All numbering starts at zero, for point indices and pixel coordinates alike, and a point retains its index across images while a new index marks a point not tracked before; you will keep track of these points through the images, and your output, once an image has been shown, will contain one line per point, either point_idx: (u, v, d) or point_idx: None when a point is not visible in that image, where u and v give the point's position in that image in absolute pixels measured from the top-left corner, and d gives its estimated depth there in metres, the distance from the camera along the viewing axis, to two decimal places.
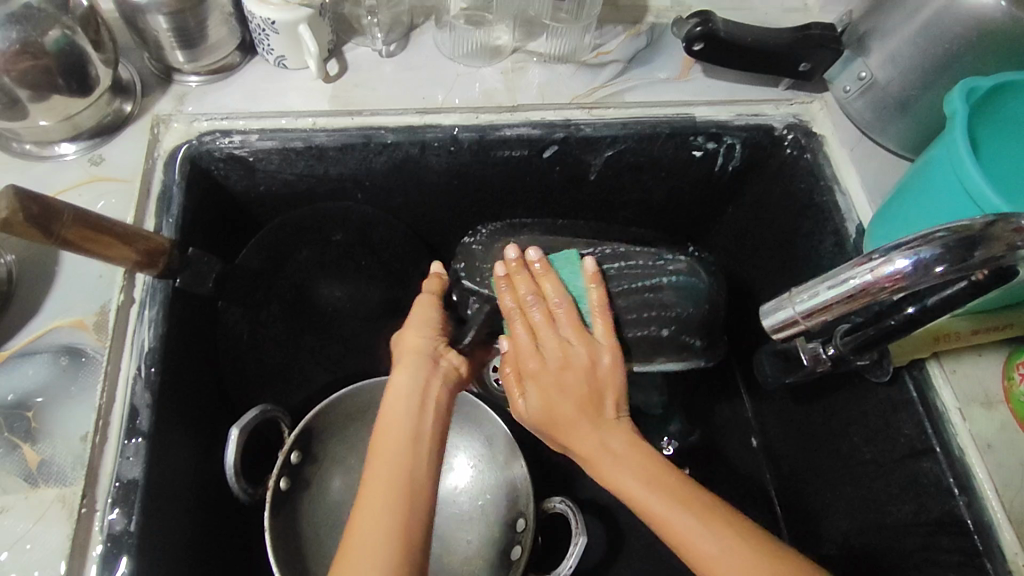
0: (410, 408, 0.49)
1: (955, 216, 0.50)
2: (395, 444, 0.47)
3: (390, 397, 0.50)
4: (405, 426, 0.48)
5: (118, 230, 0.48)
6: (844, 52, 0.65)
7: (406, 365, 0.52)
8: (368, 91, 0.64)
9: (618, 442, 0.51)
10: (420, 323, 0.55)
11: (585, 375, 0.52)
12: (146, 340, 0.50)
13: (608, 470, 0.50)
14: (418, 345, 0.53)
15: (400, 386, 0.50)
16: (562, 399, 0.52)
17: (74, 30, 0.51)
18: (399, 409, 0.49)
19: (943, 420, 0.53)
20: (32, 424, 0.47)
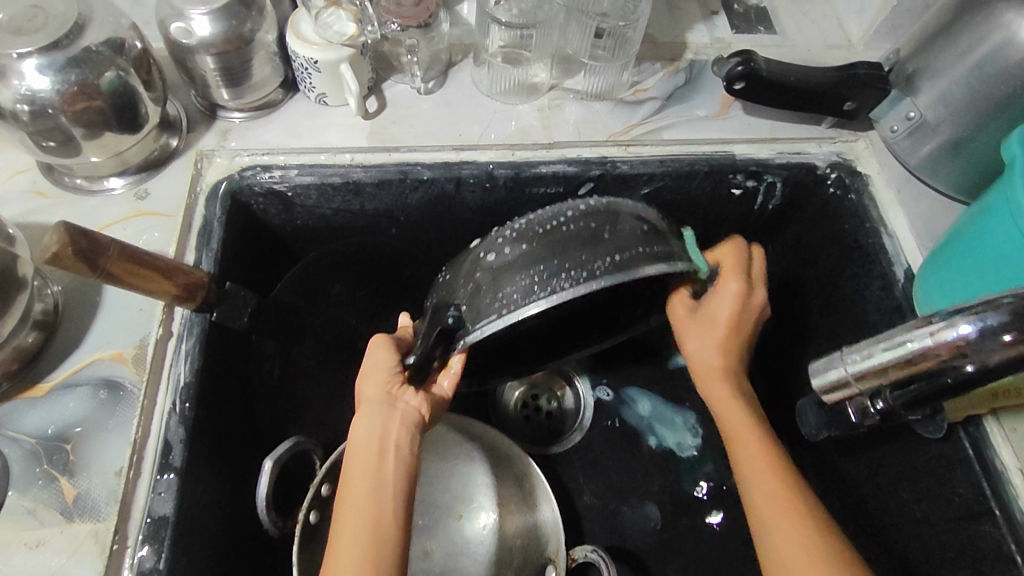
0: (372, 459, 0.48)
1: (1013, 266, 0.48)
2: (358, 503, 0.47)
3: (353, 448, 0.48)
4: (368, 478, 0.47)
5: (161, 265, 0.49)
6: (891, 91, 0.63)
7: (364, 412, 0.49)
8: (406, 128, 0.64)
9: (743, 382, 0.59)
10: (378, 366, 0.50)
11: (745, 311, 0.57)
12: (182, 375, 0.51)
13: (712, 388, 0.58)
14: (376, 391, 0.49)
15: (361, 436, 0.49)
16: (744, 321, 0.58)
17: (127, 72, 0.53)
18: (363, 461, 0.48)
19: (1001, 480, 0.51)
20: (70, 456, 0.47)
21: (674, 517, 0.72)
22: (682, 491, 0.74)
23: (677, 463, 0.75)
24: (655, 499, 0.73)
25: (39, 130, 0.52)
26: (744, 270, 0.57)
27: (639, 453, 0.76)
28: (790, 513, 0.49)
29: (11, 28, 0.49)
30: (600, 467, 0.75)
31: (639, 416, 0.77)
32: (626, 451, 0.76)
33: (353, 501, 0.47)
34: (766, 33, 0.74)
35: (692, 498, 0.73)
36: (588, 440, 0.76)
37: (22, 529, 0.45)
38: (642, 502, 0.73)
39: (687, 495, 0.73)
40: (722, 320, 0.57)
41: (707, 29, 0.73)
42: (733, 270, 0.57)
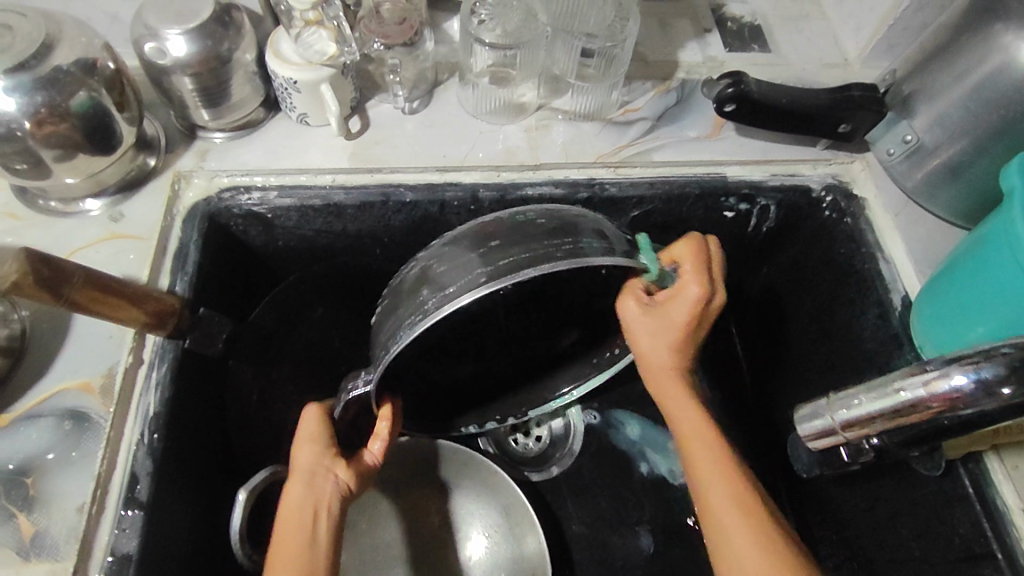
0: (302, 529, 0.46)
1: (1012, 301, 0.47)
2: (283, 574, 0.43)
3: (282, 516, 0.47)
4: (300, 538, 0.45)
5: (128, 292, 0.48)
6: (887, 113, 0.62)
7: (297, 481, 0.48)
8: (389, 148, 0.63)
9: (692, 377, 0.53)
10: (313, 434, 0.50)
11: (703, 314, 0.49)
12: (151, 405, 0.49)
13: (666, 391, 0.51)
14: (310, 456, 0.49)
15: (292, 505, 0.47)
16: (706, 321, 0.50)
17: (99, 93, 0.52)
18: (291, 531, 0.46)
19: (1003, 520, 0.49)
20: (30, 491, 0.46)
21: (666, 547, 0.70)
22: (674, 520, 0.71)
23: (669, 491, 0.73)
24: (646, 528, 0.71)
25: (8, 152, 0.51)
26: (704, 266, 0.49)
27: (629, 481, 0.73)
28: (755, 531, 0.45)
29: None
30: (590, 495, 0.73)
31: (628, 439, 0.75)
32: (616, 478, 0.74)
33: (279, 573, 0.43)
34: (760, 52, 0.72)
35: (685, 529, 0.71)
36: (578, 467, 0.74)
37: None
38: (632, 531, 0.71)
39: (680, 525, 0.71)
40: (681, 322, 0.49)
41: (699, 48, 0.72)
42: (693, 270, 0.48)
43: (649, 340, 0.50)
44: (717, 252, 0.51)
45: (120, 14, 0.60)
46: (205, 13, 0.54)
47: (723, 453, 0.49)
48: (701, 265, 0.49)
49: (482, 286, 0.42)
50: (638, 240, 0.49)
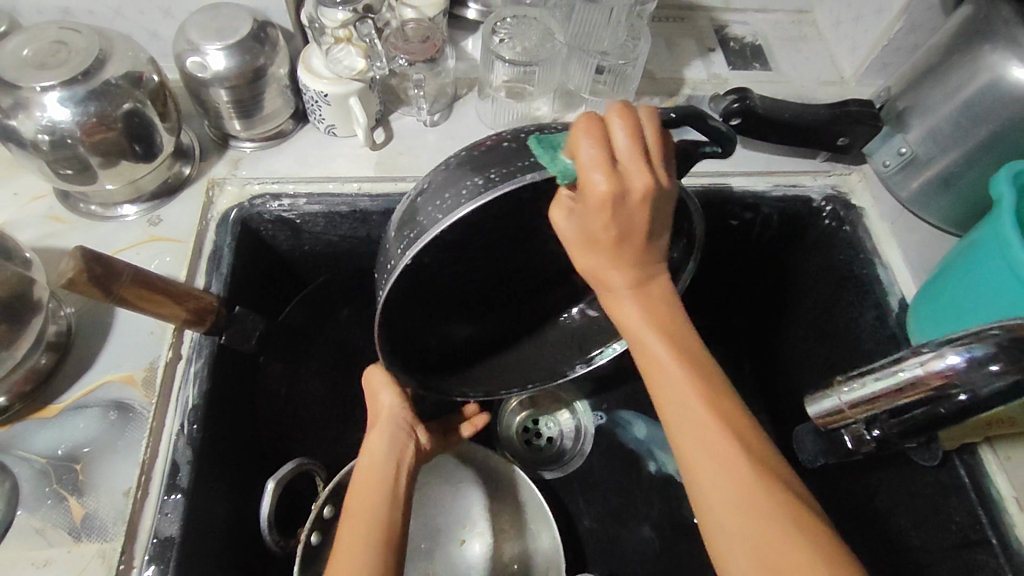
0: (386, 470, 0.50)
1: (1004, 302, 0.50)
2: (370, 500, 0.47)
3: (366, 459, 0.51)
4: (382, 475, 0.49)
5: (171, 290, 0.50)
6: (882, 128, 0.65)
7: (381, 432, 0.53)
8: (411, 158, 0.66)
9: (653, 290, 0.44)
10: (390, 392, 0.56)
11: (620, 211, 0.39)
12: (190, 398, 0.51)
13: (621, 314, 0.44)
14: (392, 412, 0.54)
15: (376, 450, 0.52)
16: (631, 222, 0.40)
17: (145, 104, 0.55)
18: (375, 471, 0.50)
19: (997, 508, 0.52)
20: (79, 477, 0.48)
21: (674, 544, 0.72)
22: (682, 518, 0.74)
23: (677, 489, 0.75)
24: (655, 525, 0.73)
25: (57, 158, 0.54)
26: (605, 159, 0.38)
27: (638, 480, 0.76)
28: (753, 496, 0.37)
29: (35, 62, 0.51)
30: (600, 493, 0.75)
31: (636, 438, 0.78)
32: (626, 476, 0.76)
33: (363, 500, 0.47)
34: (762, 70, 0.77)
35: (693, 526, 0.73)
36: (589, 466, 0.77)
37: (28, 549, 0.45)
38: (642, 529, 0.73)
39: (687, 521, 0.73)
40: (594, 225, 0.40)
41: (704, 66, 0.76)
42: (589, 145, 0.39)
43: (586, 258, 0.43)
44: (632, 125, 0.39)
45: (160, 31, 0.64)
46: (244, 30, 0.58)
47: (703, 401, 0.40)
48: (596, 159, 0.38)
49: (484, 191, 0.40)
50: (531, 142, 0.41)
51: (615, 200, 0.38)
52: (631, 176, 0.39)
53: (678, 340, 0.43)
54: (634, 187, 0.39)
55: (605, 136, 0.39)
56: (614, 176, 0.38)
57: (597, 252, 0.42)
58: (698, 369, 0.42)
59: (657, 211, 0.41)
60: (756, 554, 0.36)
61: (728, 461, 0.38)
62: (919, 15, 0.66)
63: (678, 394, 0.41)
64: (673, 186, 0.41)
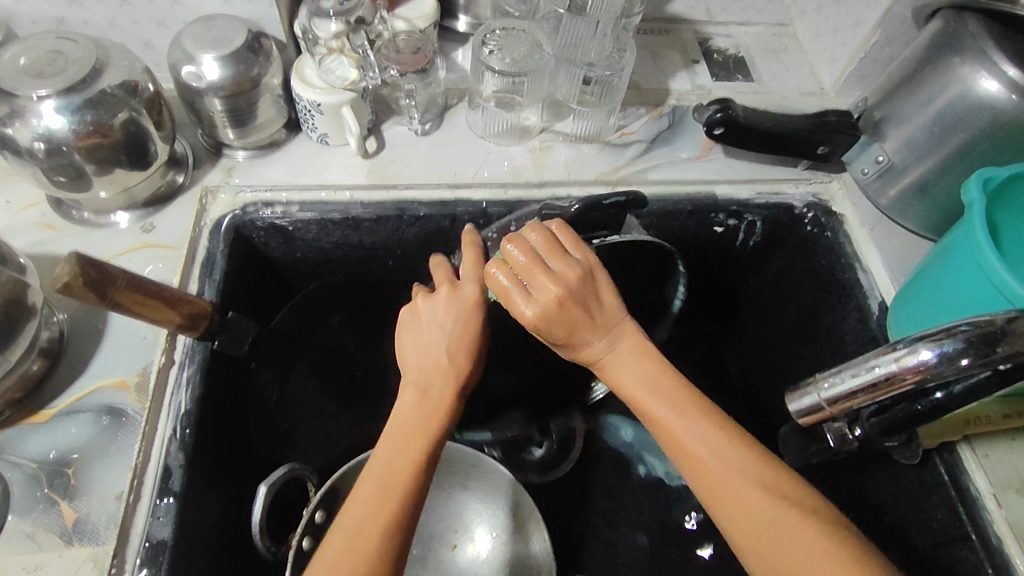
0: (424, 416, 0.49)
1: (977, 303, 0.51)
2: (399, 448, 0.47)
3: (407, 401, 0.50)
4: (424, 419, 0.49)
5: (165, 295, 0.51)
6: (861, 137, 0.68)
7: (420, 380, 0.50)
8: (403, 167, 0.67)
9: (630, 343, 0.49)
10: (470, 312, 0.51)
11: (554, 313, 0.48)
12: (183, 402, 0.52)
13: (616, 378, 0.49)
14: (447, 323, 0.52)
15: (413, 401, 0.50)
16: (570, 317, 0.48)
17: (140, 112, 0.56)
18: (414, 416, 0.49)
19: (976, 505, 0.53)
20: (71, 481, 0.48)
21: (664, 547, 0.73)
22: (671, 522, 0.74)
23: (666, 493, 0.76)
24: (645, 529, 0.74)
25: (52, 166, 0.55)
26: (514, 284, 0.48)
27: (627, 484, 0.77)
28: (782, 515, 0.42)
29: (32, 70, 0.52)
30: (591, 497, 0.76)
31: (624, 442, 0.79)
32: (616, 480, 0.77)
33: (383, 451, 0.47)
34: (744, 81, 0.79)
35: (683, 529, 0.74)
36: (579, 471, 0.77)
37: (19, 554, 0.45)
38: (632, 533, 0.74)
39: (677, 525, 0.74)
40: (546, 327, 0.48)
41: (688, 77, 0.78)
42: (501, 284, 0.49)
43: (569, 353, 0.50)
44: (524, 247, 0.49)
45: (154, 41, 0.65)
46: (239, 41, 0.59)
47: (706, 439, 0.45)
48: (507, 283, 0.48)
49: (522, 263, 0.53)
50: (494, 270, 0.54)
51: (536, 315, 0.47)
52: (538, 289, 0.48)
53: (667, 384, 0.47)
54: (545, 298, 0.47)
55: (510, 270, 0.49)
56: (528, 300, 0.48)
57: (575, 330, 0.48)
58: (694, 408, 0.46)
59: (584, 296, 0.48)
60: (762, 558, 0.42)
61: (712, 473, 0.43)
62: (893, 28, 0.69)
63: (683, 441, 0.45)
64: (585, 273, 0.49)
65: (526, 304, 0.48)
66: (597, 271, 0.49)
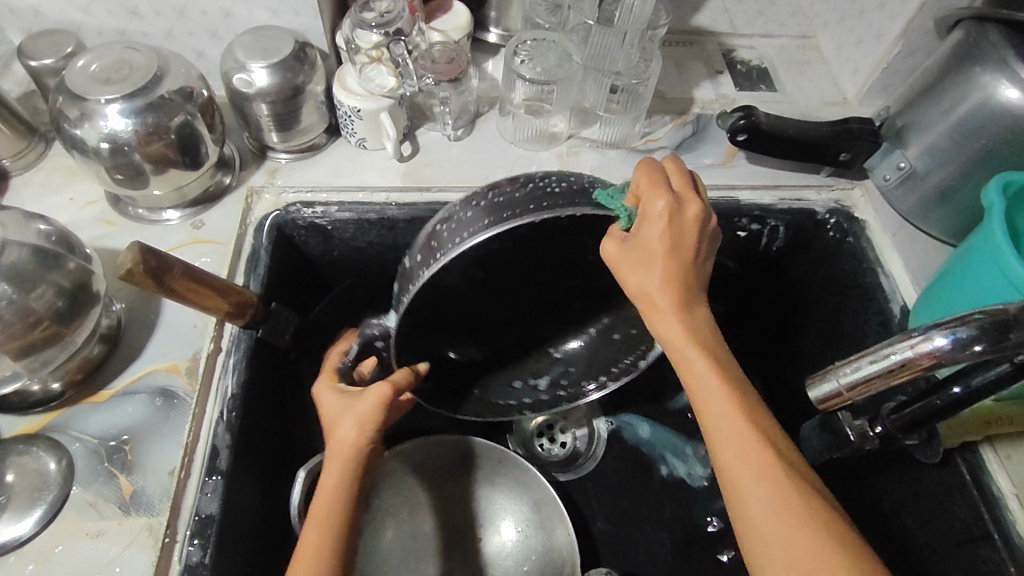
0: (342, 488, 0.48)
1: None
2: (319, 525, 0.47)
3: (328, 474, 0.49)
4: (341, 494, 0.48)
5: (216, 283, 0.54)
6: (883, 144, 0.69)
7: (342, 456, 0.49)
8: (436, 170, 0.70)
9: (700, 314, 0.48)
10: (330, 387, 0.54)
11: (684, 232, 0.46)
12: (229, 387, 0.55)
13: (660, 327, 0.47)
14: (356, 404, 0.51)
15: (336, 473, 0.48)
16: (677, 228, 0.46)
17: (195, 116, 0.60)
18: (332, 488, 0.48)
19: (998, 504, 0.54)
20: (128, 456, 0.52)
21: (686, 547, 0.74)
22: (694, 523, 0.75)
23: (690, 493, 0.77)
24: (667, 528, 0.75)
25: (114, 164, 0.59)
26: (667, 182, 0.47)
27: (650, 484, 0.78)
28: (811, 526, 0.39)
29: (101, 77, 0.56)
30: (613, 495, 0.77)
31: (640, 438, 0.81)
32: (638, 479, 0.78)
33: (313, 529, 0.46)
34: (767, 91, 0.81)
35: (706, 533, 0.75)
36: (602, 469, 0.79)
37: (82, 520, 0.49)
38: (655, 531, 0.75)
39: (699, 526, 0.75)
40: (656, 246, 0.46)
41: (712, 87, 0.80)
42: (652, 187, 0.47)
43: (634, 273, 0.47)
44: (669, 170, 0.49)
45: (207, 51, 0.69)
46: (287, 50, 0.63)
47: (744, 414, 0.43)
48: (655, 180, 0.47)
49: (490, 228, 0.47)
50: (599, 194, 0.49)
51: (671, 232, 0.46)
52: (690, 203, 0.47)
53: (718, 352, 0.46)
54: (696, 211, 0.47)
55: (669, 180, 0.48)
56: (669, 208, 0.46)
57: (672, 269, 0.46)
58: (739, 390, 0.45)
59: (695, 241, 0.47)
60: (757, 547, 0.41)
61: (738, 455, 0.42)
62: (915, 40, 0.70)
63: (726, 415, 0.43)
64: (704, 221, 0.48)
65: (688, 212, 0.47)
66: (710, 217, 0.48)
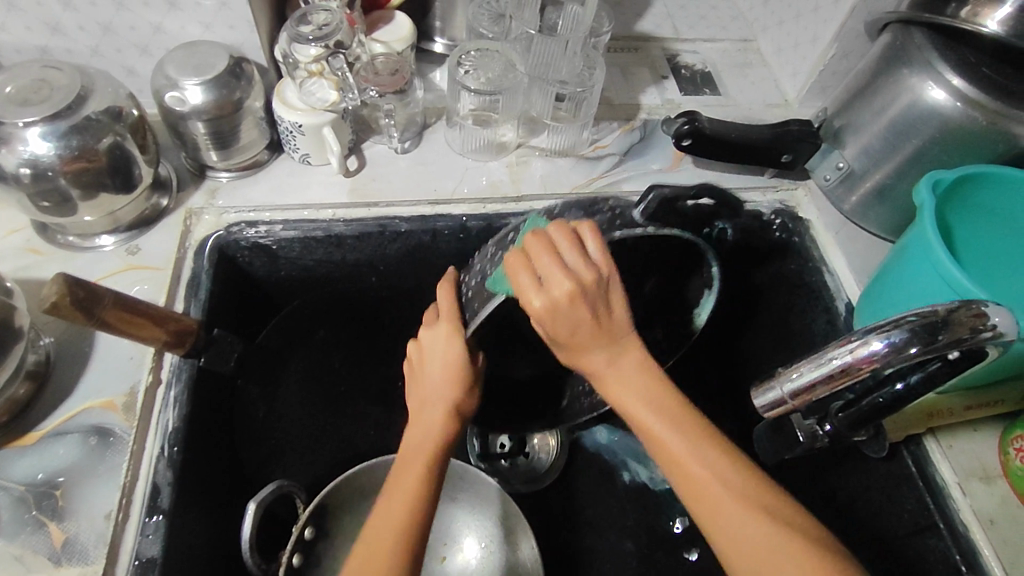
0: (427, 437, 0.48)
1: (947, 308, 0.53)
2: (404, 467, 0.47)
3: (415, 426, 0.50)
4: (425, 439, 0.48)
5: (153, 312, 0.52)
6: (822, 145, 0.71)
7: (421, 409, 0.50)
8: (383, 185, 0.69)
9: (632, 360, 0.45)
10: (452, 347, 0.50)
11: (569, 311, 0.43)
12: (170, 421, 0.53)
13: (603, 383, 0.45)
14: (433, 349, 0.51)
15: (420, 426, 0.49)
16: (568, 322, 0.43)
17: (125, 137, 0.57)
18: (418, 442, 0.48)
19: (943, 494, 0.55)
20: (59, 502, 0.49)
21: (650, 551, 0.74)
22: (658, 526, 0.76)
23: (652, 496, 0.78)
24: (631, 533, 0.75)
25: (38, 191, 0.56)
26: (529, 274, 0.44)
27: (613, 489, 0.78)
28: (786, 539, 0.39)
29: (18, 99, 0.53)
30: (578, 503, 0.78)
31: (598, 442, 0.81)
32: (602, 487, 0.79)
33: (400, 471, 0.47)
34: (711, 95, 0.82)
35: (670, 533, 0.75)
36: (566, 477, 0.79)
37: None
38: (619, 538, 0.75)
39: (663, 528, 0.76)
40: (559, 330, 0.44)
41: (657, 92, 0.81)
42: (518, 285, 0.44)
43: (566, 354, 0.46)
44: (543, 239, 0.45)
45: (137, 67, 0.66)
46: (221, 66, 0.61)
47: (694, 445, 0.42)
48: (529, 278, 0.44)
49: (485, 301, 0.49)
50: (492, 281, 0.48)
51: (550, 313, 0.43)
52: (556, 283, 0.43)
53: (664, 386, 0.45)
54: (568, 288, 0.42)
55: (533, 263, 0.44)
56: (540, 305, 0.43)
57: (585, 337, 0.44)
58: (687, 419, 0.43)
59: (594, 303, 0.43)
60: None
61: (702, 491, 0.41)
62: (849, 42, 0.73)
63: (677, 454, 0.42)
64: (588, 286, 0.43)
65: (561, 292, 0.42)
66: (596, 275, 0.43)
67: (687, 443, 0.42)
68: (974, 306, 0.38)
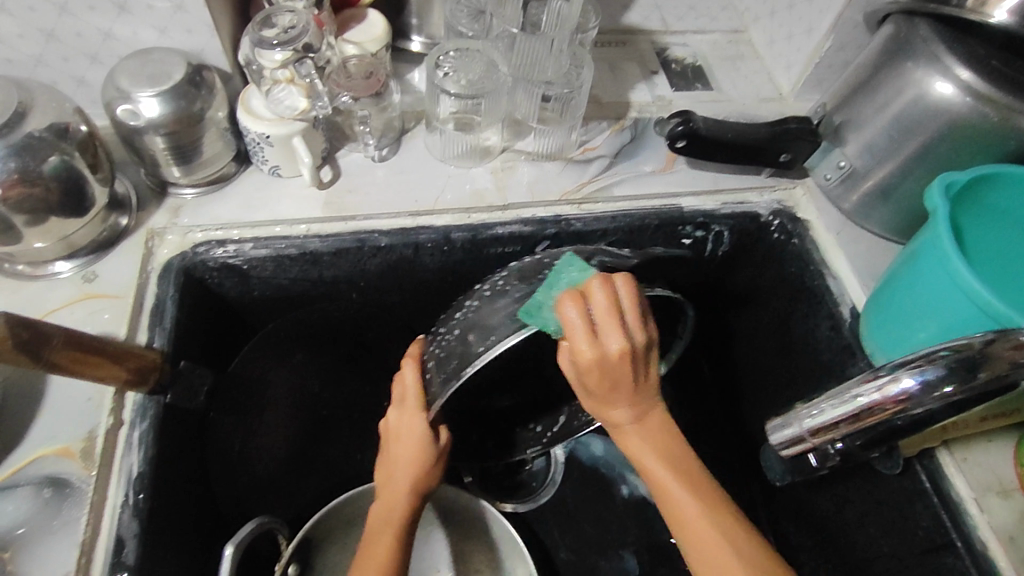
0: (390, 510, 0.54)
1: (960, 318, 0.51)
2: (372, 541, 0.52)
3: (378, 500, 0.55)
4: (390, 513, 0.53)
5: (109, 350, 0.47)
6: (822, 142, 0.68)
7: (389, 483, 0.55)
8: (360, 197, 0.64)
9: (656, 418, 0.49)
10: (413, 424, 0.54)
11: (618, 365, 0.45)
12: (134, 465, 0.49)
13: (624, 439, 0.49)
14: (395, 426, 0.55)
15: (383, 500, 0.54)
16: (612, 375, 0.46)
17: (72, 155, 0.52)
18: (382, 517, 0.54)
19: (959, 511, 0.52)
20: (9, 567, 0.44)
21: (651, 569, 0.71)
22: (658, 541, 0.73)
23: (653, 511, 0.75)
24: (632, 551, 0.72)
25: None
26: (585, 322, 0.45)
27: (611, 504, 0.75)
28: None
29: None
30: (575, 521, 0.74)
31: (593, 454, 0.78)
32: (598, 502, 0.76)
33: (369, 547, 0.52)
34: (703, 90, 0.79)
35: (667, 546, 0.72)
36: (562, 493, 0.76)
37: None
38: (619, 556, 0.72)
39: (664, 544, 0.73)
40: (593, 380, 0.46)
41: (647, 89, 0.77)
42: (573, 329, 0.45)
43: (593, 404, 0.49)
44: (608, 293, 0.45)
45: (88, 76, 0.61)
46: (178, 75, 0.56)
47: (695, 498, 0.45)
48: (580, 323, 0.45)
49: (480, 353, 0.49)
50: (525, 307, 0.48)
51: (597, 361, 0.45)
52: (610, 339, 0.45)
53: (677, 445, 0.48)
54: (621, 348, 0.45)
55: (593, 310, 0.45)
56: (589, 355, 0.45)
57: (618, 391, 0.47)
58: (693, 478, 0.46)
59: (639, 362, 0.46)
60: None
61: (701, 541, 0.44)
62: (846, 33, 0.69)
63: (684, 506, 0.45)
64: (639, 346, 0.46)
65: (613, 348, 0.45)
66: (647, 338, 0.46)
67: (690, 496, 0.45)
68: (1012, 338, 0.39)
